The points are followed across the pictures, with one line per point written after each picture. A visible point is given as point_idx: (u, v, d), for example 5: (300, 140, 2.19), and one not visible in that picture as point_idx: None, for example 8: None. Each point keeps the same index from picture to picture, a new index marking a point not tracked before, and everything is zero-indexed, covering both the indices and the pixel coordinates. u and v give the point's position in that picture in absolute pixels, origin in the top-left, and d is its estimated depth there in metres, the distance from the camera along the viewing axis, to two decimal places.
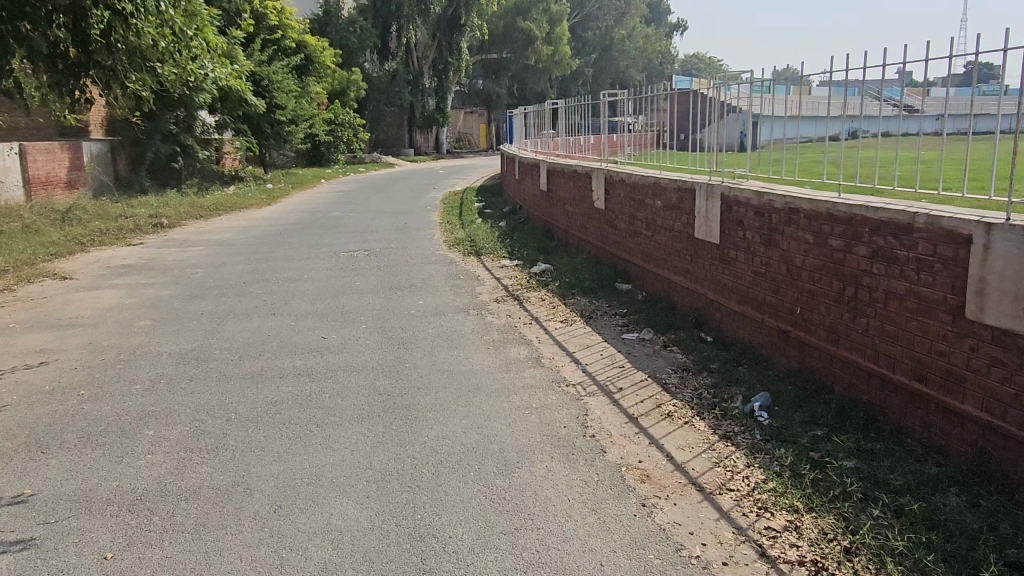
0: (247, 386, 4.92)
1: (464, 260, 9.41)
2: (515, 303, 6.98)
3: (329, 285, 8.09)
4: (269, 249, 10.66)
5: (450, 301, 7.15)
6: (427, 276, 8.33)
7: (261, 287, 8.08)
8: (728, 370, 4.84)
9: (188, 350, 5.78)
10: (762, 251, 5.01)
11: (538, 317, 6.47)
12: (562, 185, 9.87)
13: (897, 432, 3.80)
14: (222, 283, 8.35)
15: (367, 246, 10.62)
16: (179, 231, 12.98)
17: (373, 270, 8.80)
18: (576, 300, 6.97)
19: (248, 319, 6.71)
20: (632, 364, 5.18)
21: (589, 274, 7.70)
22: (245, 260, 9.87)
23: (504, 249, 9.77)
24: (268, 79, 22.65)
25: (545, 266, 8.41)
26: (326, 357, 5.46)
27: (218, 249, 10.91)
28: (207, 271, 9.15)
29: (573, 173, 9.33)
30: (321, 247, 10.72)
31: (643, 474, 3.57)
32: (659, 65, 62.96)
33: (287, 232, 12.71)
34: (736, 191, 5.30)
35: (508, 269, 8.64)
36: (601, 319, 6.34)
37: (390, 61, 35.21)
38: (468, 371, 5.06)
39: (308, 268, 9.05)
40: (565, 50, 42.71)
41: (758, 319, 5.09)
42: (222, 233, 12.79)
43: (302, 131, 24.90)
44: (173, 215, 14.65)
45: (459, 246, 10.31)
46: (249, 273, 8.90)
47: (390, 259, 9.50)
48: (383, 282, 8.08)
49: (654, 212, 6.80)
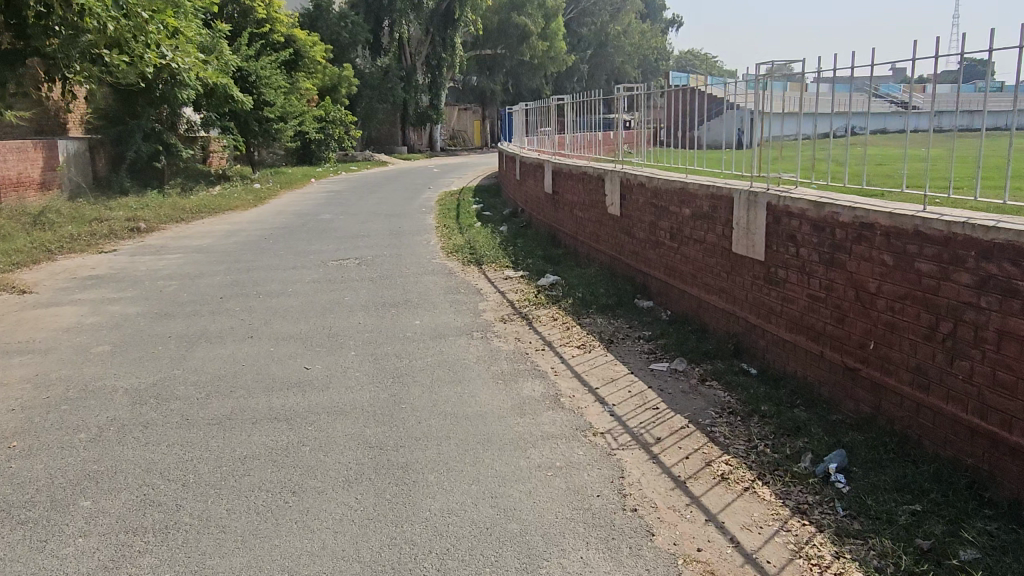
0: (212, 435, 4.12)
1: (464, 270, 8.62)
2: (523, 324, 6.21)
3: (315, 301, 7.30)
4: (251, 257, 9.86)
5: (450, 321, 6.36)
6: (424, 291, 7.54)
7: (239, 303, 7.28)
8: (785, 416, 4.07)
9: (147, 385, 4.97)
10: (821, 273, 4.24)
11: (552, 342, 5.69)
12: (570, 188, 9.11)
13: (1016, 508, 3.03)
14: (196, 298, 7.55)
15: (358, 254, 9.83)
16: (157, 237, 12.15)
17: (363, 283, 8.00)
18: (593, 322, 6.19)
19: (222, 344, 5.92)
20: (666, 404, 4.40)
21: (605, 289, 6.94)
22: (225, 270, 9.08)
23: (507, 258, 8.99)
24: (256, 75, 21.80)
25: (554, 279, 7.64)
26: (308, 395, 4.68)
27: (197, 258, 10.10)
28: (182, 283, 8.35)
29: (582, 175, 8.58)
30: (308, 255, 9.91)
31: (706, 569, 2.80)
32: (655, 61, 62.24)
33: (272, 237, 11.89)
34: (787, 200, 4.51)
35: (513, 281, 7.86)
36: (624, 345, 5.56)
37: (382, 57, 34.39)
38: (474, 415, 4.29)
39: (293, 280, 8.26)
40: (560, 46, 42.02)
41: (815, 351, 4.33)
42: (203, 238, 11.97)
43: (291, 128, 24.06)
44: (152, 218, 13.82)
45: (458, 254, 9.52)
46: (228, 286, 8.11)
47: (383, 269, 8.71)
48: (374, 298, 7.29)
49: (680, 222, 6.03)
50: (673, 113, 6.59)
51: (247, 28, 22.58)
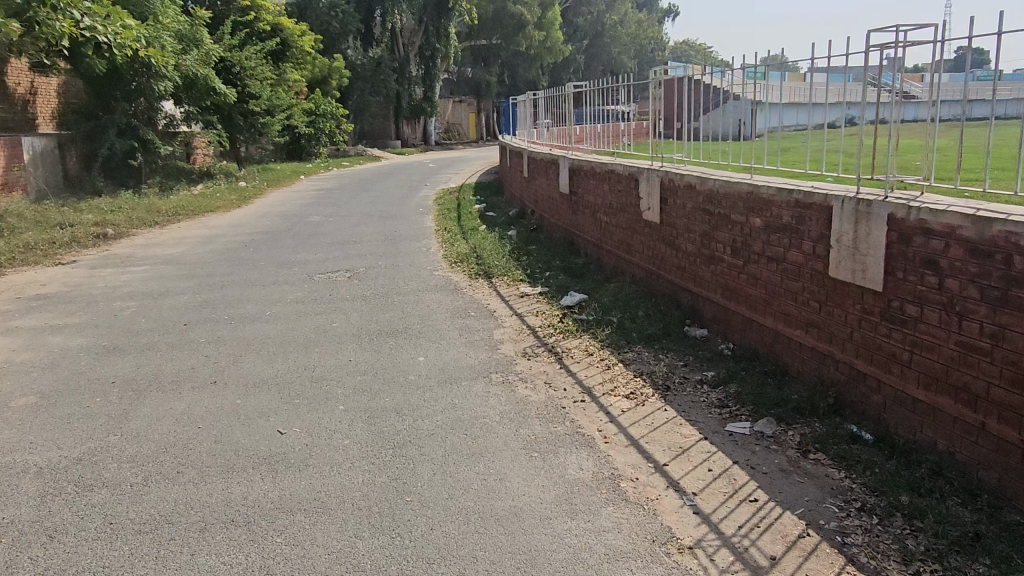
0: (141, 555, 2.93)
1: (472, 285, 7.45)
2: (552, 361, 5.06)
3: (297, 329, 6.12)
4: (228, 269, 8.64)
5: (462, 357, 5.19)
6: (426, 314, 6.37)
7: (205, 332, 6.10)
8: (946, 521, 2.90)
9: (70, 462, 3.78)
10: (983, 315, 3.09)
11: (591, 389, 4.52)
12: (590, 188, 7.95)
13: None
14: (157, 325, 6.36)
15: (350, 265, 8.63)
16: (124, 245, 10.90)
17: (356, 304, 6.83)
18: (638, 358, 5.02)
19: (177, 393, 4.73)
20: (765, 493, 3.24)
21: (645, 313, 5.78)
22: (194, 286, 7.86)
23: (520, 270, 7.83)
24: (239, 66, 20.50)
25: (579, 298, 6.49)
26: (280, 481, 3.49)
27: (166, 270, 8.89)
28: (141, 305, 7.14)
29: (606, 174, 7.42)
30: (294, 266, 8.73)
31: None
32: (651, 51, 60.93)
33: (253, 244, 10.66)
34: (924, 212, 3.35)
35: (531, 301, 6.70)
36: (684, 394, 4.38)
37: (374, 48, 33.10)
38: (508, 515, 3.12)
39: (273, 301, 7.06)
40: (557, 36, 40.78)
41: (966, 420, 3.20)
42: (176, 246, 10.73)
43: (278, 123, 22.83)
44: (123, 223, 12.57)
45: (463, 264, 8.35)
46: (197, 308, 6.93)
47: (377, 285, 7.52)
48: (368, 324, 6.13)
49: (746, 235, 4.87)
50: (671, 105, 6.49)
51: (230, 17, 21.23)
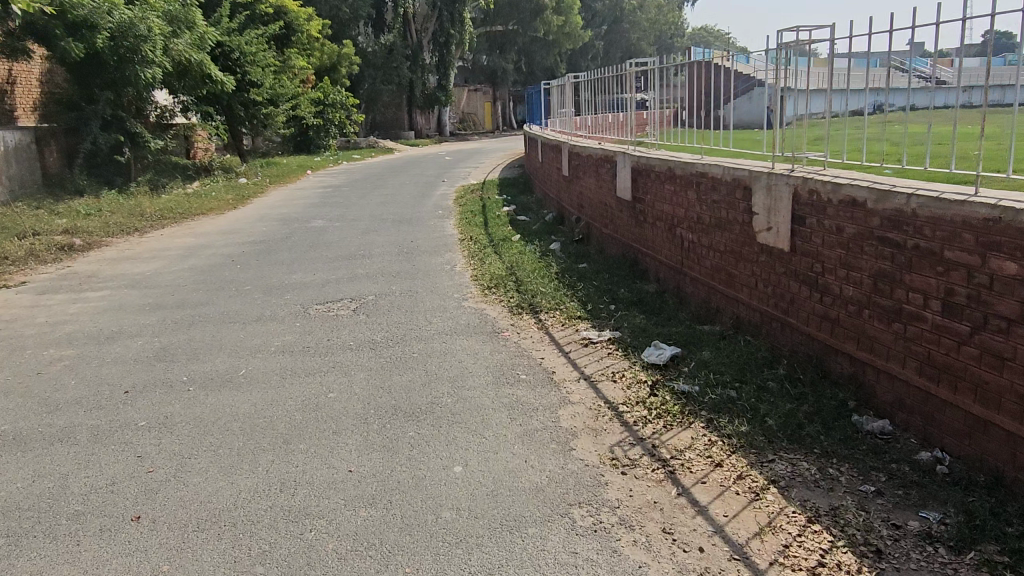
0: None
1: (515, 324, 5.70)
2: (661, 481, 3.27)
3: (281, 401, 4.37)
4: (205, 296, 6.92)
5: (519, 469, 3.42)
6: (458, 376, 4.63)
7: (150, 408, 4.35)
8: None
9: None
10: None
11: (745, 551, 2.74)
12: (664, 194, 6.17)
13: None
14: (87, 393, 4.62)
15: (357, 291, 6.89)
16: (89, 260, 9.15)
17: (363, 356, 5.08)
18: (799, 478, 3.21)
19: (73, 545, 2.96)
20: None
21: (779, 386, 3.98)
22: (156, 323, 6.13)
23: (576, 302, 6.04)
24: (239, 52, 18.76)
25: (670, 353, 4.68)
26: None
27: (130, 297, 7.18)
28: (79, 354, 5.42)
29: (691, 178, 5.63)
30: (287, 291, 7.02)
31: None
32: (672, 36, 58.35)
33: (242, 257, 8.95)
34: None
35: (601, 355, 4.90)
36: (915, 572, 2.57)
37: (386, 34, 31.19)
38: None
39: (254, 350, 5.33)
40: (576, 21, 38.92)
41: None
42: (150, 261, 9.01)
43: (282, 113, 21.13)
44: (97, 231, 10.90)
45: (500, 291, 6.59)
46: (151, 361, 5.20)
47: (390, 324, 5.81)
48: (378, 393, 4.39)
49: (980, 286, 3.05)
50: (693, 92, 6.22)
51: None
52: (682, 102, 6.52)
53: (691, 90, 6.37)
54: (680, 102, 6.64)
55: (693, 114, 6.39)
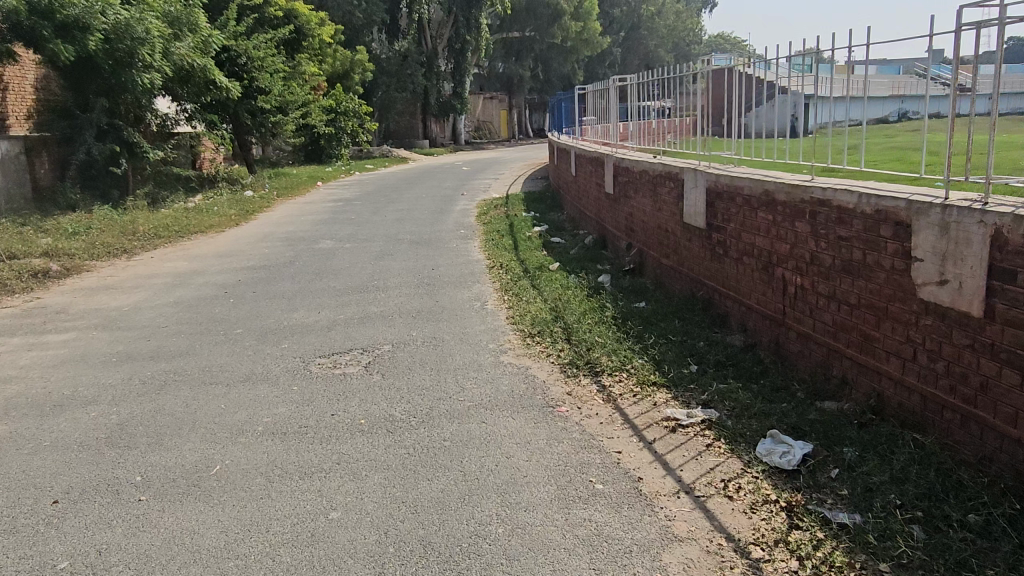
0: None
1: (568, 388, 4.49)
2: None
3: (263, 527, 3.08)
4: (186, 344, 5.70)
5: None
6: (509, 481, 3.38)
7: (80, 537, 3.09)
8: None
9: None
10: None
11: None
12: (756, 221, 4.89)
13: None
14: (1, 506, 3.36)
15: (368, 338, 5.65)
16: (63, 290, 7.95)
17: (377, 444, 3.82)
18: None
19: None
20: None
21: (997, 529, 2.70)
22: (120, 384, 4.89)
23: (644, 359, 4.79)
24: (246, 56, 17.65)
25: (799, 451, 3.40)
26: None
27: (97, 342, 5.95)
28: (10, 432, 4.18)
29: (803, 203, 4.33)
30: (285, 337, 5.79)
31: None
32: (692, 42, 56.60)
33: (237, 287, 7.72)
34: None
35: (696, 449, 3.65)
36: None
37: (400, 40, 30.09)
38: None
39: (234, 431, 4.06)
40: (594, 26, 37.67)
41: None
42: (131, 291, 7.81)
43: (292, 120, 20.03)
44: (80, 254, 9.71)
45: (544, 339, 5.36)
46: (100, 447, 3.94)
47: (410, 389, 4.57)
48: (399, 515, 3.12)
49: None
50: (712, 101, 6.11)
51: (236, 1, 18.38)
52: (699, 110, 6.43)
53: (708, 100, 6.30)
54: (699, 110, 6.47)
55: (712, 123, 6.25)
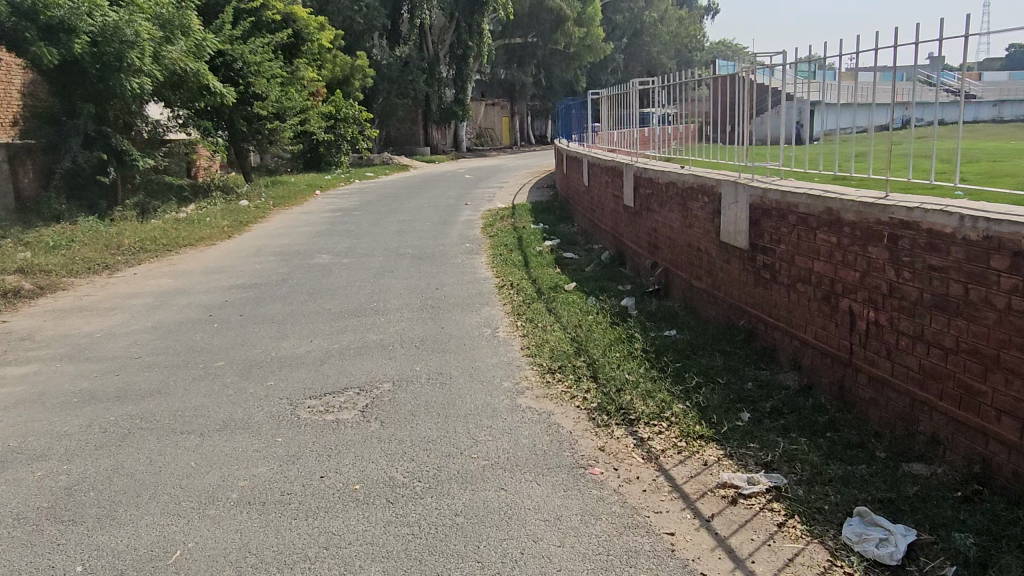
0: None
1: (599, 440, 3.84)
2: None
3: None
4: (159, 381, 5.01)
5: None
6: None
7: None
8: None
9: None
10: None
11: None
12: (816, 243, 4.21)
13: None
14: None
15: (365, 375, 4.95)
16: (34, 313, 7.26)
17: (375, 521, 3.13)
18: None
19: None
20: None
21: None
22: (77, 433, 4.20)
23: (686, 404, 4.13)
24: (242, 61, 17.05)
25: (900, 538, 2.74)
26: None
27: (60, 377, 5.27)
28: None
29: (880, 224, 3.65)
30: (271, 372, 5.10)
31: None
32: (693, 48, 55.70)
33: (223, 310, 7.04)
34: None
35: (763, 526, 2.98)
36: None
37: (401, 45, 29.49)
38: None
39: (204, 501, 3.37)
40: (597, 32, 37.08)
41: None
42: (108, 314, 7.13)
43: (290, 126, 19.40)
44: (59, 270, 9.05)
45: (566, 376, 4.70)
46: (40, 521, 3.26)
47: (414, 442, 3.88)
48: None
49: None
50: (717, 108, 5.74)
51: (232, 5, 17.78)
52: (706, 117, 6.04)
53: (714, 106, 5.91)
54: (706, 117, 6.09)
55: (720, 130, 5.84)
